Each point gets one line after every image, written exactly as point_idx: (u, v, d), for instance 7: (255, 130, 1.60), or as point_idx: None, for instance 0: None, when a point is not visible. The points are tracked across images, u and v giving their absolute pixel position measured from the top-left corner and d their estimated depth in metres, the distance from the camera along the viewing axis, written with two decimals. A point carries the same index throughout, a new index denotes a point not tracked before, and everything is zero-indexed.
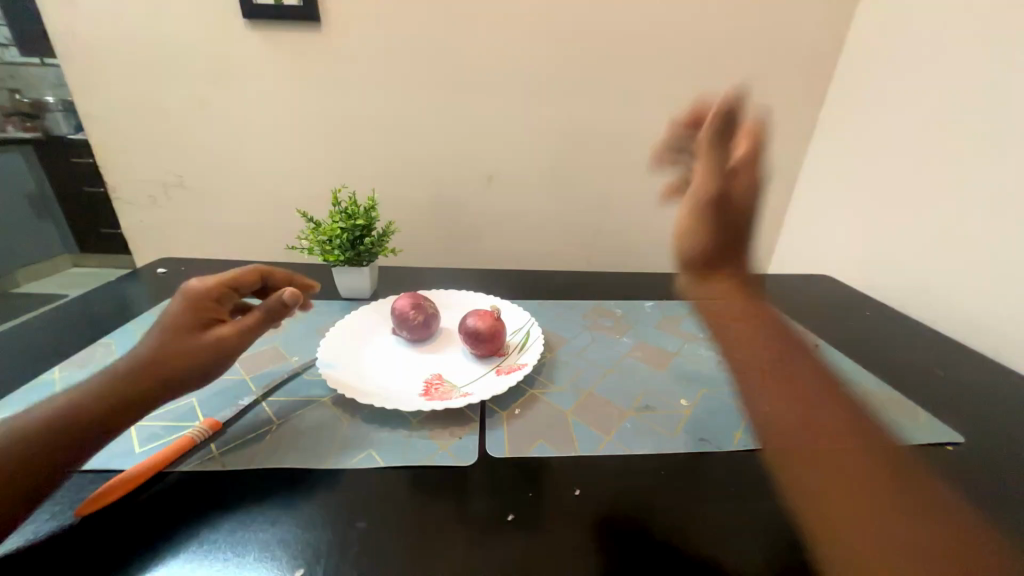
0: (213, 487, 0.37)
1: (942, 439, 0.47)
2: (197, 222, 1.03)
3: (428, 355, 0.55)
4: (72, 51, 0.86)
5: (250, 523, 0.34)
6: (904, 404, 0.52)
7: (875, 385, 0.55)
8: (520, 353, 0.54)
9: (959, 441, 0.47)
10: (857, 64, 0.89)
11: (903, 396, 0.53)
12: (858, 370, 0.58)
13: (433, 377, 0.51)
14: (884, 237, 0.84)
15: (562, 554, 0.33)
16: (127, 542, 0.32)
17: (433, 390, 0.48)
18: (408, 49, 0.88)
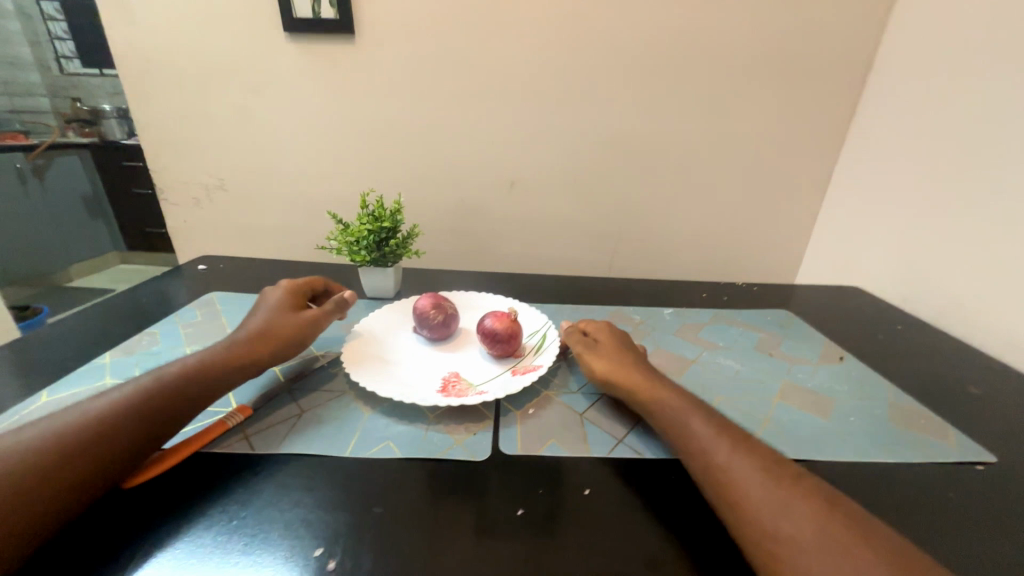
0: (227, 469, 0.39)
1: (973, 458, 0.44)
2: (235, 223, 1.09)
3: (447, 354, 0.56)
4: (128, 62, 0.93)
5: (269, 503, 0.36)
6: (933, 421, 0.49)
7: (903, 399, 0.53)
8: (536, 354, 0.55)
9: (993, 460, 0.44)
10: (893, 70, 0.87)
11: (932, 412, 0.51)
12: (884, 384, 0.56)
13: (450, 374, 0.52)
14: (917, 248, 0.80)
15: (571, 550, 0.34)
16: (159, 515, 0.34)
17: (450, 386, 0.50)
18: (435, 59, 0.91)
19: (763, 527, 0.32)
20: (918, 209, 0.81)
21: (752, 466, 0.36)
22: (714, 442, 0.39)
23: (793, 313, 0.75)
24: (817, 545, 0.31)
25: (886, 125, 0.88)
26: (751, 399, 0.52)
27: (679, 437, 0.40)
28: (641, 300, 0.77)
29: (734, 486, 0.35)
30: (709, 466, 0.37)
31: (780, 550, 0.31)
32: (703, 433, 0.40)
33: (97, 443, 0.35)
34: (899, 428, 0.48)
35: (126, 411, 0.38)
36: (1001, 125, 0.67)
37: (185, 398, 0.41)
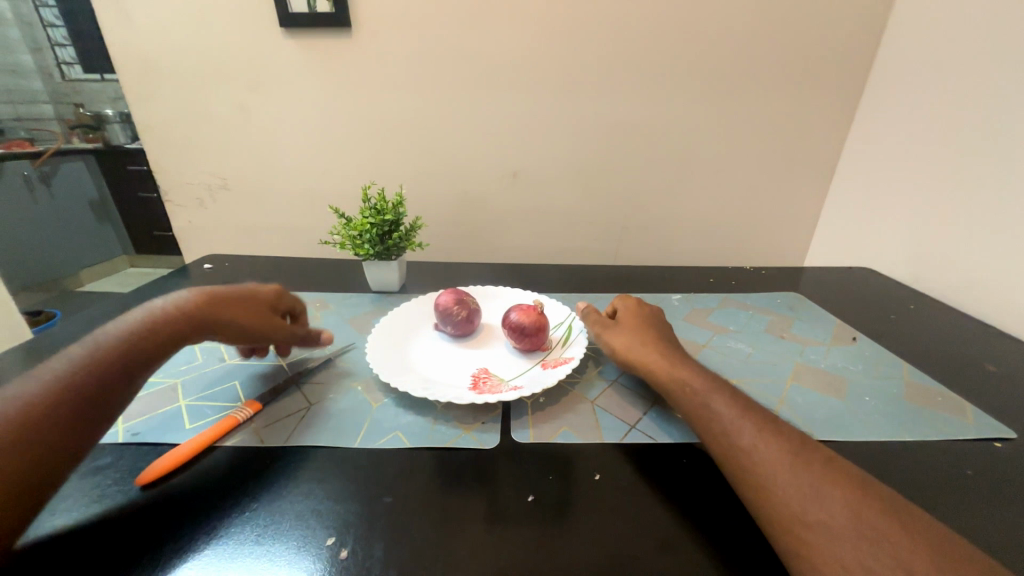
0: (244, 463, 0.39)
1: (994, 435, 0.44)
2: (239, 222, 1.09)
3: (472, 350, 0.56)
4: (127, 64, 0.93)
5: (287, 495, 0.36)
6: (951, 399, 0.48)
7: (919, 377, 0.52)
8: (564, 347, 0.55)
9: (1013, 436, 0.43)
10: (902, 44, 0.84)
11: (948, 390, 0.50)
12: (899, 363, 0.55)
13: (479, 371, 0.51)
14: (932, 226, 0.78)
15: (581, 535, 0.33)
16: (173, 507, 0.35)
17: (481, 383, 0.49)
18: (432, 49, 0.89)
19: (786, 509, 0.32)
20: (930, 186, 0.79)
21: (770, 447, 0.35)
22: (734, 423, 0.38)
23: (802, 295, 0.74)
24: (844, 524, 0.30)
25: (896, 100, 0.86)
26: (765, 382, 0.51)
27: (700, 420, 0.40)
28: (648, 287, 0.76)
29: (756, 467, 0.35)
30: (729, 449, 0.37)
31: (805, 531, 0.30)
32: (723, 414, 0.39)
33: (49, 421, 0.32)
34: (916, 407, 0.47)
35: (73, 388, 0.34)
36: (1015, 95, 0.65)
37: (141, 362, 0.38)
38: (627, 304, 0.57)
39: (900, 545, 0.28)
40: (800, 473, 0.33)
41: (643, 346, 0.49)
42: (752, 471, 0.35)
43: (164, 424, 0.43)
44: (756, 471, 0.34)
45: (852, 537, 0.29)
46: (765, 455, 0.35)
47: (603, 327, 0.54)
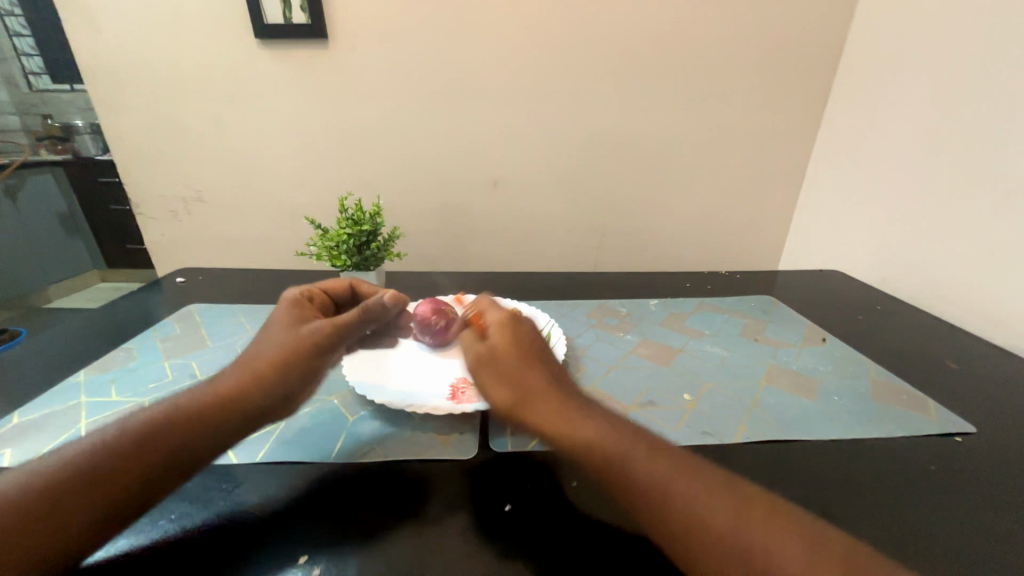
0: (195, 493, 0.36)
1: (954, 430, 0.45)
2: (215, 233, 1.07)
3: (450, 360, 0.55)
4: (97, 74, 0.91)
5: (251, 520, 0.34)
6: (915, 397, 0.50)
7: (885, 376, 0.54)
8: None
9: (972, 430, 0.45)
10: (863, 57, 0.88)
11: (913, 388, 0.52)
12: (867, 363, 0.56)
13: (458, 381, 0.51)
14: (896, 230, 0.81)
15: (562, 545, 0.33)
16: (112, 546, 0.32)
17: (459, 393, 0.48)
18: (410, 60, 0.90)
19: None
20: (892, 191, 0.82)
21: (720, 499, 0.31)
22: (669, 480, 0.32)
23: (776, 298, 0.76)
24: (800, 569, 0.27)
25: (859, 110, 0.90)
26: (739, 384, 0.52)
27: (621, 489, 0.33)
28: (627, 293, 0.77)
29: (706, 531, 0.30)
30: (671, 511, 0.31)
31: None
32: (658, 469, 0.33)
33: (103, 475, 0.31)
34: (882, 405, 0.49)
35: (135, 440, 0.33)
36: (968, 105, 0.69)
37: (214, 421, 0.37)
38: (499, 332, 0.45)
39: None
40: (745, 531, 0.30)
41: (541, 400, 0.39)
42: (697, 532, 0.30)
43: None
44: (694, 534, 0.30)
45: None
46: (713, 514, 0.30)
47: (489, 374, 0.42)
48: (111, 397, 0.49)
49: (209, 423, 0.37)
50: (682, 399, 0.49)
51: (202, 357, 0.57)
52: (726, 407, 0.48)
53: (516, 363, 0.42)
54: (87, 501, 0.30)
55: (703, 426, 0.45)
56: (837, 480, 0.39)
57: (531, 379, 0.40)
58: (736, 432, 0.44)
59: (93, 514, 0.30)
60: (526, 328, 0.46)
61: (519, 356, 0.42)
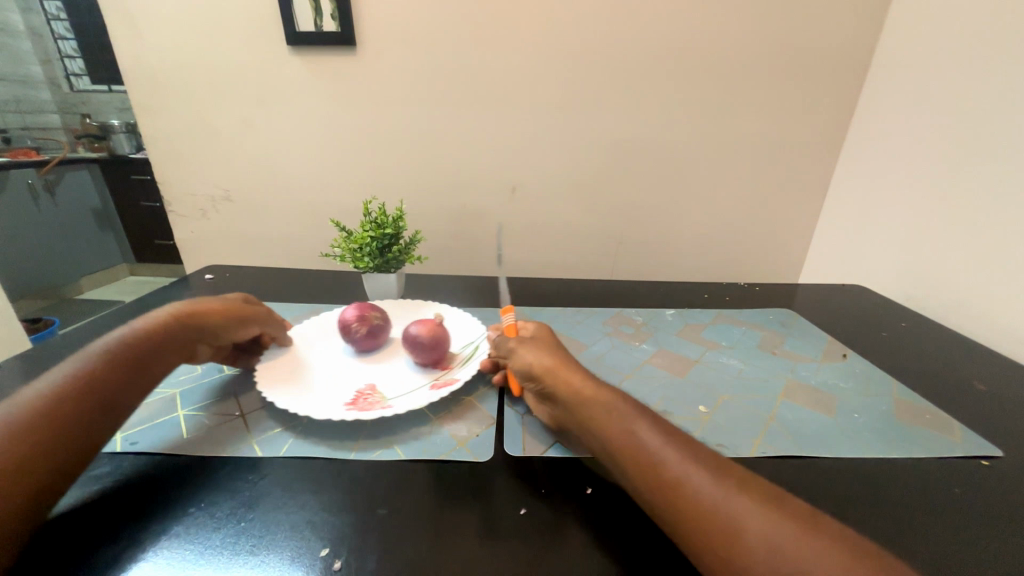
0: (228, 480, 0.39)
1: (980, 453, 0.44)
2: (242, 232, 1.10)
3: (368, 366, 0.55)
4: (138, 77, 0.95)
5: (244, 510, 0.36)
6: (939, 418, 0.49)
7: (908, 395, 0.53)
8: (461, 365, 0.54)
9: (999, 454, 0.44)
10: (891, 68, 0.87)
11: (937, 409, 0.50)
12: (889, 382, 0.55)
13: (365, 387, 0.50)
14: (923, 245, 0.79)
15: (574, 550, 0.34)
16: (100, 521, 0.34)
17: (360, 400, 0.48)
18: (434, 68, 0.92)
19: (724, 537, 0.30)
20: (919, 205, 0.80)
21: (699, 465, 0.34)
22: (662, 448, 0.35)
23: (796, 312, 0.75)
24: (759, 533, 0.29)
25: (886, 122, 0.88)
26: (755, 397, 0.52)
27: (617, 442, 0.37)
28: (643, 303, 0.77)
29: (690, 495, 0.32)
30: (661, 475, 0.34)
31: (740, 552, 0.29)
32: (649, 440, 0.36)
33: (29, 447, 0.33)
34: (905, 424, 0.48)
35: (38, 416, 0.35)
36: (1001, 118, 0.67)
37: (128, 378, 0.41)
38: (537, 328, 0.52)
39: (833, 561, 0.28)
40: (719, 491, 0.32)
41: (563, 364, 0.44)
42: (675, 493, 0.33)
43: (163, 433, 0.44)
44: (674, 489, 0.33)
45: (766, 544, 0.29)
46: (697, 479, 0.33)
47: (521, 348, 0.48)
48: None
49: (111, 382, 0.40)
50: (697, 410, 0.49)
51: None
52: (741, 420, 0.48)
53: (546, 343, 0.48)
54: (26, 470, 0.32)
55: (716, 438, 0.45)
56: (853, 499, 0.38)
57: (556, 352, 0.46)
58: (751, 445, 0.44)
59: (34, 485, 0.33)
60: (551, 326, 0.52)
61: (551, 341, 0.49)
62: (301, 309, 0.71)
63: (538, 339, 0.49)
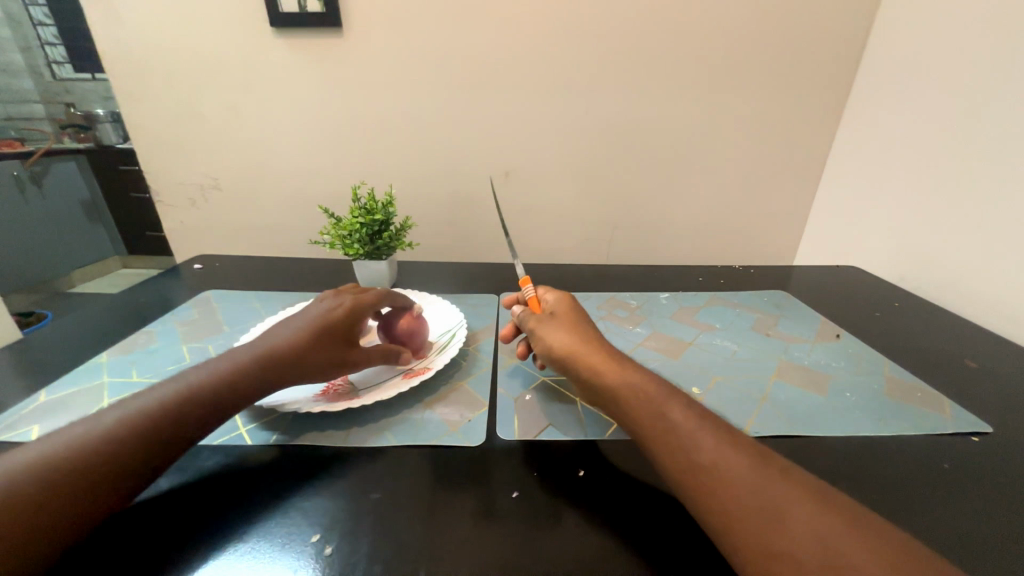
0: (221, 470, 0.39)
1: (970, 429, 0.45)
2: (232, 221, 1.09)
3: None
4: (118, 63, 0.93)
5: (261, 507, 0.35)
6: (931, 396, 0.49)
7: (900, 374, 0.53)
8: (436, 355, 0.52)
9: (989, 430, 0.44)
10: (890, 45, 0.85)
11: (930, 387, 0.51)
12: (883, 361, 0.55)
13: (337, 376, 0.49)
14: (917, 224, 0.79)
15: (565, 531, 0.34)
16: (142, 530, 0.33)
17: (331, 390, 0.47)
18: (423, 49, 0.90)
19: (758, 528, 0.28)
20: (915, 184, 0.79)
21: (739, 453, 0.32)
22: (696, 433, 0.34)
23: (790, 293, 0.75)
24: (811, 528, 0.27)
25: (883, 100, 0.86)
26: (748, 378, 0.52)
27: (655, 430, 0.35)
28: (637, 286, 0.76)
29: (726, 483, 0.31)
30: (696, 462, 0.32)
31: (785, 546, 0.27)
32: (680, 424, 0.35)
33: (95, 455, 0.33)
34: (896, 402, 0.48)
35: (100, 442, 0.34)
36: (999, 94, 0.66)
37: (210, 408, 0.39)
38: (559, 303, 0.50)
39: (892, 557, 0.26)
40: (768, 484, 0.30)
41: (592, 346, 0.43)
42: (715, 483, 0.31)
43: None
44: (715, 479, 0.31)
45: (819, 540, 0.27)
46: (733, 466, 0.31)
47: (544, 327, 0.47)
48: (132, 377, 0.51)
49: (205, 401, 0.38)
50: (690, 392, 0.49)
51: (217, 341, 0.58)
52: (734, 401, 0.48)
53: (572, 321, 0.46)
54: (74, 476, 0.32)
55: None
56: (843, 477, 0.38)
57: (583, 332, 0.45)
58: (744, 426, 0.44)
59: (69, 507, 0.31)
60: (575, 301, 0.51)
61: (575, 317, 0.47)
62: (292, 299, 0.70)
63: (562, 317, 0.47)
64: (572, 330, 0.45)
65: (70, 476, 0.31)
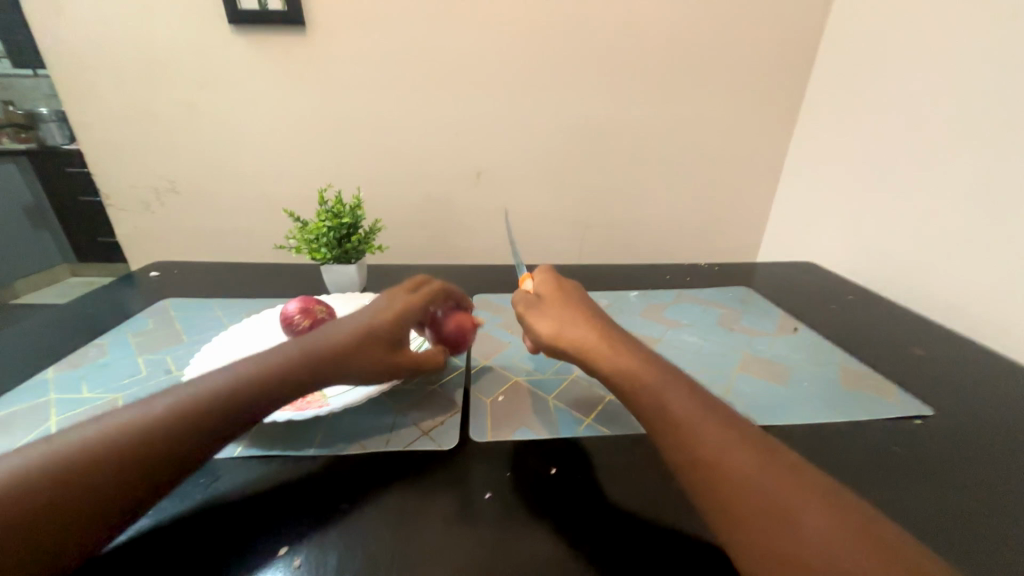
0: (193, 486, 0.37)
1: (914, 413, 0.48)
2: (190, 225, 1.04)
3: None
4: (63, 59, 0.87)
5: (245, 525, 0.34)
6: (880, 383, 0.52)
7: (852, 363, 0.56)
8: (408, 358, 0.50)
9: (931, 413, 0.48)
10: (837, 52, 0.90)
11: (879, 375, 0.54)
12: (837, 352, 0.58)
13: None
14: (865, 221, 0.84)
15: (538, 530, 0.34)
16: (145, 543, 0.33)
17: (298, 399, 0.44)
18: (389, 49, 0.89)
19: (759, 514, 0.29)
20: (861, 184, 0.84)
21: (740, 445, 0.33)
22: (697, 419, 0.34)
23: (753, 289, 0.78)
24: (807, 520, 0.28)
25: (833, 104, 0.91)
26: (713, 372, 0.53)
27: (659, 420, 0.35)
28: (608, 285, 0.78)
29: (730, 475, 0.31)
30: (697, 453, 0.33)
31: (785, 536, 0.28)
32: (680, 410, 0.35)
33: (106, 467, 0.31)
34: (849, 390, 0.51)
35: (107, 455, 0.31)
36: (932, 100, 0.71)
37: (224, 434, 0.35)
38: (552, 286, 0.48)
39: (884, 548, 0.27)
40: (767, 476, 0.31)
41: (590, 332, 0.42)
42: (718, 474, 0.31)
43: None
44: (718, 471, 0.32)
45: (816, 531, 0.28)
46: (737, 455, 0.32)
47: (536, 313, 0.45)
48: (82, 393, 0.48)
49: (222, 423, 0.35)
50: None
51: (176, 352, 0.56)
52: None
53: (566, 307, 0.45)
54: (90, 485, 0.30)
55: None
56: None
57: (580, 317, 0.44)
58: None
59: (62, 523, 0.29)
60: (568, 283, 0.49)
61: (569, 303, 0.46)
62: (257, 306, 0.68)
63: (553, 303, 0.46)
64: (566, 317, 0.44)
65: (66, 488, 0.30)
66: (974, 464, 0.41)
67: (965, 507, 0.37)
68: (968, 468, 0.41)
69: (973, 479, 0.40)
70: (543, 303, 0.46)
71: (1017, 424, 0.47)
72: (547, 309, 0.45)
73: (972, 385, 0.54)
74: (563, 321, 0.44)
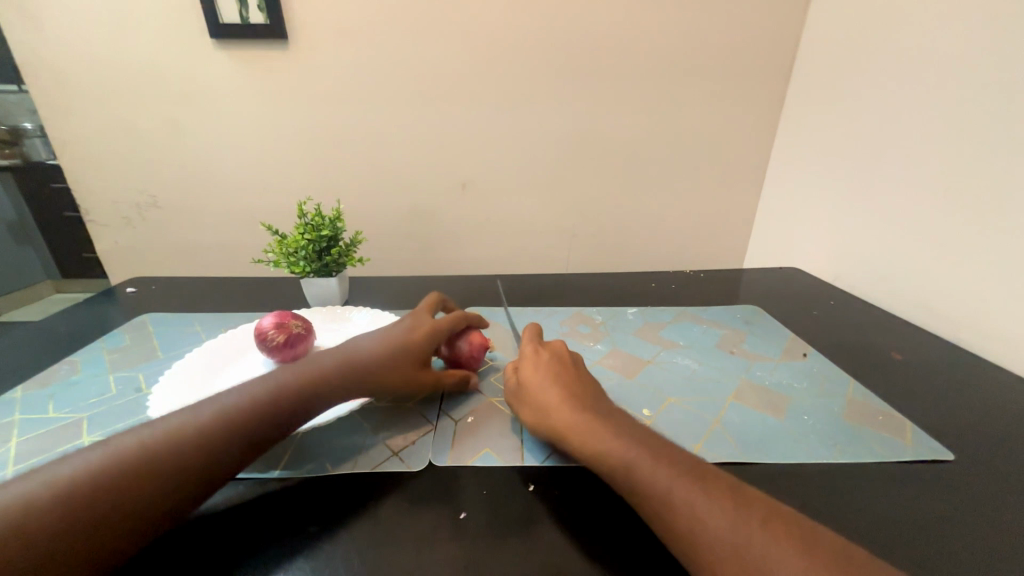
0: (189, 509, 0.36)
1: (931, 456, 0.43)
2: (172, 240, 1.03)
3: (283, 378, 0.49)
4: (41, 74, 0.86)
5: (217, 558, 0.32)
6: (893, 419, 0.48)
7: (848, 383, 0.54)
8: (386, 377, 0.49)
9: (950, 458, 0.43)
10: (813, 62, 0.92)
11: (887, 406, 0.50)
12: (840, 377, 0.55)
13: None
14: (847, 227, 0.84)
15: (516, 547, 0.33)
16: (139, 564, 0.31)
17: None
18: (373, 63, 0.89)
19: None
20: (841, 190, 0.85)
21: (734, 517, 0.30)
22: (688, 496, 0.32)
23: (739, 297, 0.78)
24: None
25: (811, 113, 0.93)
26: (703, 400, 0.51)
27: (646, 501, 0.33)
28: (594, 296, 0.78)
29: (724, 556, 0.29)
30: (688, 534, 0.31)
31: None
32: (664, 484, 0.33)
33: (140, 468, 0.32)
34: (854, 426, 0.47)
35: (140, 461, 0.32)
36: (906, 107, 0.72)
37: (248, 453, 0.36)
38: (533, 352, 0.48)
39: None
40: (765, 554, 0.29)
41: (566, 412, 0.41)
42: (712, 553, 0.29)
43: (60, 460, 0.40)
44: (714, 549, 0.29)
45: None
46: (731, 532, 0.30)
47: (518, 392, 0.45)
48: (48, 413, 0.46)
49: (249, 439, 0.36)
50: (641, 413, 0.49)
51: (149, 369, 0.54)
52: (684, 424, 0.47)
53: (541, 380, 0.44)
54: (121, 486, 0.31)
55: None
56: (780, 481, 0.40)
57: (557, 391, 0.43)
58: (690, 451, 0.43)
59: (89, 522, 0.30)
60: (546, 347, 0.49)
61: (545, 373, 0.45)
62: (236, 321, 0.66)
63: (529, 376, 0.45)
64: (542, 395, 0.43)
65: (101, 486, 0.31)
66: (959, 472, 0.41)
67: (951, 516, 0.36)
68: (952, 476, 0.41)
69: (957, 487, 0.39)
70: (521, 377, 0.46)
71: (997, 431, 0.47)
72: (525, 385, 0.45)
73: (956, 391, 0.54)
74: (540, 400, 0.43)
